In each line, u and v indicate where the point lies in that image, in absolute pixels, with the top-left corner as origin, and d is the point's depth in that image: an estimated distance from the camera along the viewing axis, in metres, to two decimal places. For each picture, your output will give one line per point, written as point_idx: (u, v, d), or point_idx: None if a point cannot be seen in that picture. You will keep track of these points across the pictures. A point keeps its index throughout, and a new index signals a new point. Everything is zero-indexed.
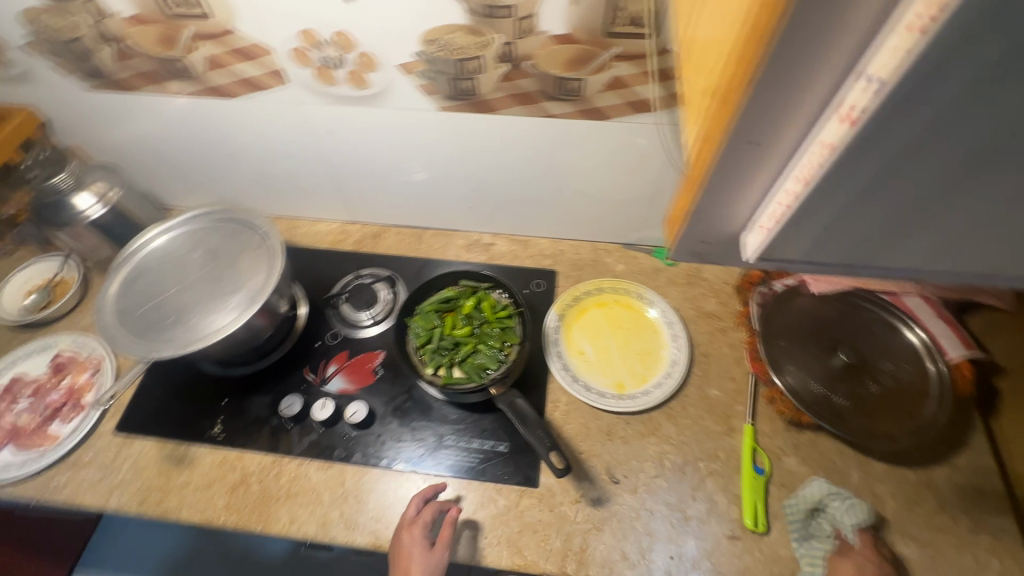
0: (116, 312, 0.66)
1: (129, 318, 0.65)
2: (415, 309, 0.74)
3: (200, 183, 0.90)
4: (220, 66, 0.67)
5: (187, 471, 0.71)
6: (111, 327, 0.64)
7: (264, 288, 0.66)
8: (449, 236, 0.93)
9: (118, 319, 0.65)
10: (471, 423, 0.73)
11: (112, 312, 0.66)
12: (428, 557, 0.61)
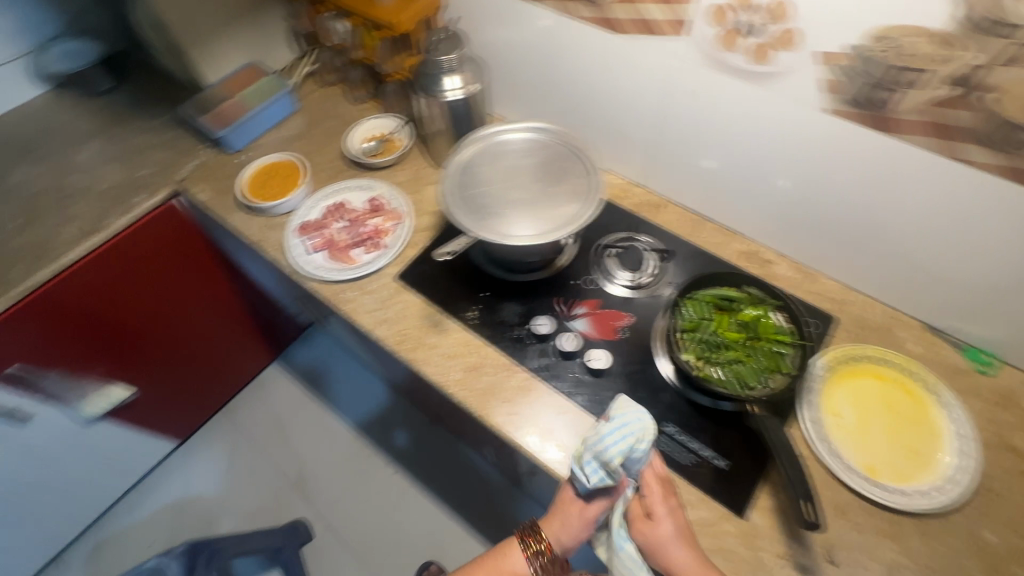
0: (453, 185, 0.75)
1: (462, 195, 0.74)
2: (692, 292, 0.72)
3: (527, 99, 0.97)
4: (631, 2, 0.69)
5: (436, 336, 0.80)
6: (450, 196, 0.74)
7: (576, 222, 0.69)
8: (729, 236, 0.88)
9: (456, 191, 0.75)
10: (695, 424, 0.71)
11: (451, 184, 0.76)
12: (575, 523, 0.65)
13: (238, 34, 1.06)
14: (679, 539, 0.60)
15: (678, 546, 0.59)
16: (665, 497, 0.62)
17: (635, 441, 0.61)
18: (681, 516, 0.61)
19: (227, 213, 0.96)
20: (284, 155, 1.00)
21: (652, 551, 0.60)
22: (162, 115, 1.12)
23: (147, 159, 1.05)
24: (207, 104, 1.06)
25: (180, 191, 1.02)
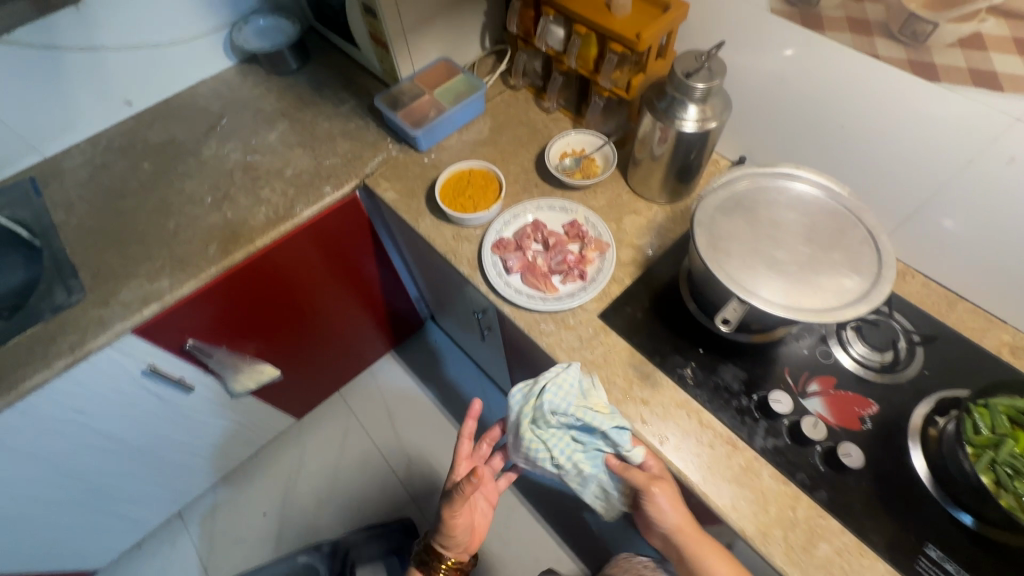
0: (705, 227, 0.66)
1: (716, 241, 0.65)
2: (980, 400, 0.61)
3: (756, 132, 0.87)
4: (973, 48, 0.58)
5: (646, 390, 0.73)
6: (700, 239, 0.66)
7: (863, 301, 0.59)
8: (988, 324, 0.75)
9: (705, 234, 0.66)
10: (966, 552, 0.61)
11: (702, 225, 0.67)
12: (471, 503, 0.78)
13: (439, 29, 1.02)
14: (677, 519, 0.65)
15: (673, 514, 0.65)
16: (655, 480, 0.65)
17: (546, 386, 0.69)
18: (667, 493, 0.65)
19: (415, 217, 0.92)
20: (476, 163, 0.95)
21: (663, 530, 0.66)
22: (346, 102, 1.10)
23: (333, 147, 1.03)
24: (399, 98, 1.02)
25: (364, 186, 1.00)
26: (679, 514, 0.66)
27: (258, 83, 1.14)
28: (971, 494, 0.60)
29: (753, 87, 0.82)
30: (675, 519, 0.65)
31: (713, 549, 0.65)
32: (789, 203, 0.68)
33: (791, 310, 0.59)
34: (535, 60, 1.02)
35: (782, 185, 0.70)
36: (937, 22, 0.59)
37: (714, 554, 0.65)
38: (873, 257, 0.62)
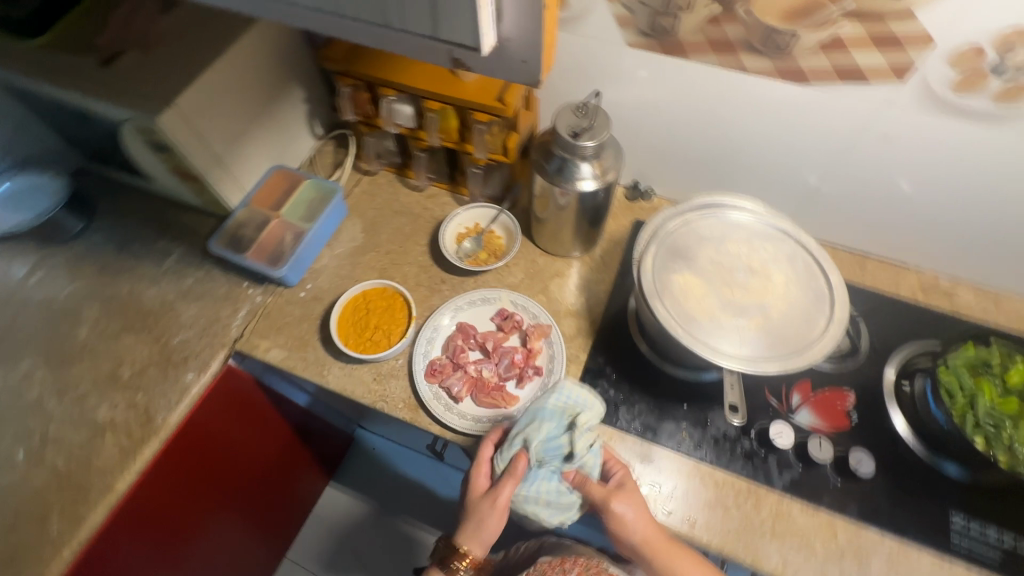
0: (658, 295, 0.61)
1: (675, 309, 0.61)
2: (943, 363, 0.66)
3: (646, 156, 0.85)
4: (836, 50, 0.59)
5: (654, 473, 0.67)
6: (656, 300, 0.61)
7: (827, 321, 0.61)
8: (898, 270, 0.83)
9: (659, 292, 0.62)
10: (981, 507, 0.64)
11: (654, 294, 0.61)
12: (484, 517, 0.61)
13: (258, 138, 0.83)
14: (646, 526, 0.59)
15: (639, 525, 0.59)
16: (618, 491, 0.60)
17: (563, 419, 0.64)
18: (635, 504, 0.60)
19: (319, 372, 0.75)
20: (367, 281, 0.80)
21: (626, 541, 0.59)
22: (169, 254, 0.86)
23: (175, 319, 0.80)
24: (239, 232, 0.83)
25: (235, 353, 0.79)
26: (647, 523, 0.59)
27: (26, 266, 0.85)
28: (964, 454, 0.64)
29: (632, 118, 0.79)
30: (642, 527, 0.59)
31: (678, 554, 0.59)
32: (714, 238, 0.67)
33: (776, 361, 0.57)
34: (385, 140, 0.89)
35: (699, 221, 0.68)
36: (798, 33, 0.58)
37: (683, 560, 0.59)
38: (810, 271, 0.64)
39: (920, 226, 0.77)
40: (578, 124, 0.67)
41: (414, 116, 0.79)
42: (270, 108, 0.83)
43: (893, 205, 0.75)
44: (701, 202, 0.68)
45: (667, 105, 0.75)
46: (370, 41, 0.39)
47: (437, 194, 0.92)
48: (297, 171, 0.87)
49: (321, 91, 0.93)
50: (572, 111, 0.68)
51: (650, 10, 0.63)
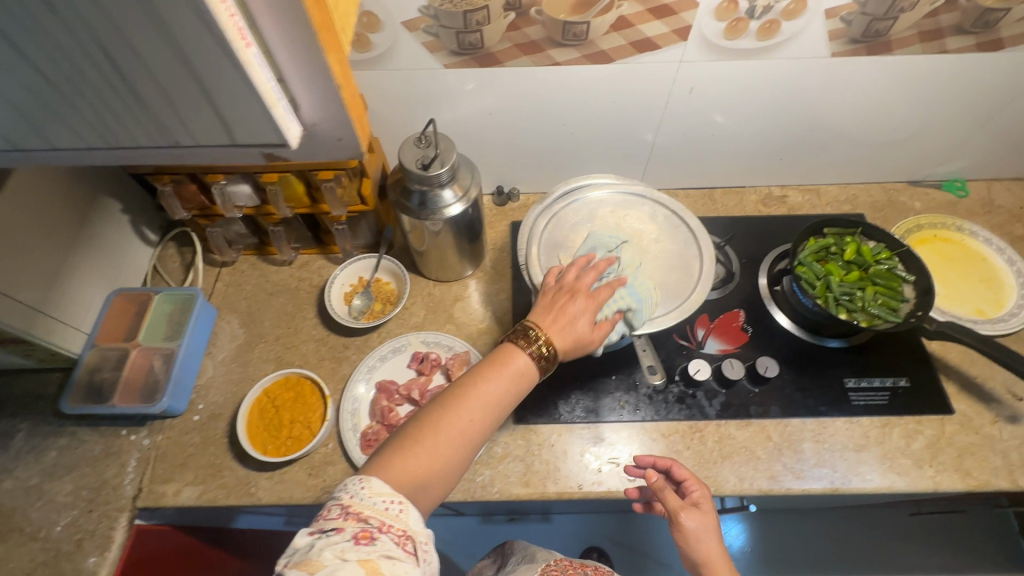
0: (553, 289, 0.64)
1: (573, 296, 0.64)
2: (797, 260, 0.76)
3: (502, 159, 0.88)
4: (626, 27, 0.64)
5: (609, 449, 0.70)
6: None
7: (693, 257, 0.69)
8: (740, 193, 0.95)
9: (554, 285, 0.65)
10: (864, 364, 0.75)
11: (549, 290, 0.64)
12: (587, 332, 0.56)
13: (80, 268, 0.72)
14: (715, 546, 0.54)
15: (706, 544, 0.54)
16: (695, 499, 0.57)
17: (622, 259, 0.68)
18: (701, 520, 0.55)
19: (246, 492, 0.68)
20: (265, 377, 0.74)
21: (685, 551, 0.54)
22: (12, 433, 0.72)
23: (49, 504, 0.68)
24: (95, 379, 0.71)
25: (140, 511, 0.69)
26: (718, 542, 0.54)
27: None
28: (838, 328, 0.74)
29: (474, 130, 0.81)
30: (706, 542, 0.54)
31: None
32: (583, 220, 0.71)
33: (672, 311, 0.63)
34: (232, 225, 0.82)
35: (564, 209, 0.72)
36: (589, 21, 0.63)
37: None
38: (669, 217, 0.72)
39: (743, 152, 0.88)
40: (422, 156, 0.67)
41: (255, 193, 0.73)
42: (82, 232, 0.73)
43: (717, 141, 0.85)
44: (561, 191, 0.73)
45: (502, 110, 0.78)
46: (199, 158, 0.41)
47: (309, 260, 0.87)
48: (142, 288, 0.77)
49: (140, 194, 0.83)
50: (411, 144, 0.68)
51: (453, 31, 0.64)
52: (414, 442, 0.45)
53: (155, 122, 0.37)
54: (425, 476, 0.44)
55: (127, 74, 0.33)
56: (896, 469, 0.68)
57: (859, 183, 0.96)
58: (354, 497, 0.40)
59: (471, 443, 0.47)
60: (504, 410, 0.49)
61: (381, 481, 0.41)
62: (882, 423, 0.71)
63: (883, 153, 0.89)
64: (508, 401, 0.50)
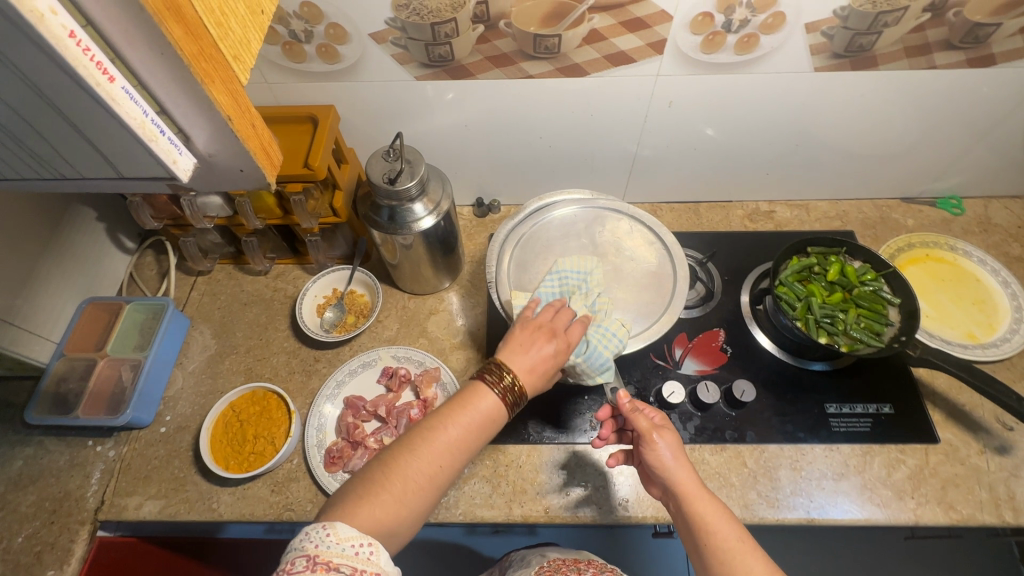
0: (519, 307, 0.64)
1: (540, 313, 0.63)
2: (778, 280, 0.74)
3: (481, 170, 0.87)
4: (598, 41, 0.63)
5: (578, 473, 0.68)
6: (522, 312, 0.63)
7: (666, 277, 0.67)
8: (726, 207, 0.93)
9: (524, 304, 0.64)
10: (847, 389, 0.73)
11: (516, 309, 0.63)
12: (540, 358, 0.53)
13: (48, 277, 0.72)
14: (684, 469, 0.51)
15: (678, 469, 0.51)
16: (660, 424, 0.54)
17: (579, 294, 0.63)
18: (671, 439, 0.52)
19: (208, 507, 0.67)
20: (232, 391, 0.73)
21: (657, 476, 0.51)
22: None
23: (11, 515, 0.67)
24: (62, 389, 0.71)
25: (103, 524, 0.68)
26: (686, 462, 0.51)
27: None
28: (819, 352, 0.72)
29: (451, 141, 0.80)
30: (675, 463, 0.51)
31: (714, 503, 0.48)
32: (557, 237, 0.70)
33: (643, 333, 0.62)
34: (206, 234, 0.81)
35: (537, 225, 0.71)
36: (560, 34, 0.61)
37: (715, 511, 0.47)
38: (645, 233, 0.70)
39: (728, 167, 0.86)
40: (391, 171, 0.66)
41: (226, 204, 0.72)
42: (51, 241, 0.72)
43: (701, 155, 0.83)
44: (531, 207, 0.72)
45: (478, 122, 0.76)
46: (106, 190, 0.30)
47: (286, 270, 0.86)
48: (113, 298, 0.77)
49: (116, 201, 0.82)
50: (381, 156, 0.67)
51: (422, 43, 0.62)
52: (375, 488, 0.43)
53: (15, 151, 0.27)
54: (388, 523, 0.42)
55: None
56: (875, 500, 0.65)
57: (850, 199, 0.93)
58: (319, 544, 0.38)
59: (437, 486, 0.45)
60: (472, 451, 0.48)
61: (348, 525, 0.40)
62: (863, 451, 0.69)
63: (874, 169, 0.86)
64: (478, 437, 0.48)
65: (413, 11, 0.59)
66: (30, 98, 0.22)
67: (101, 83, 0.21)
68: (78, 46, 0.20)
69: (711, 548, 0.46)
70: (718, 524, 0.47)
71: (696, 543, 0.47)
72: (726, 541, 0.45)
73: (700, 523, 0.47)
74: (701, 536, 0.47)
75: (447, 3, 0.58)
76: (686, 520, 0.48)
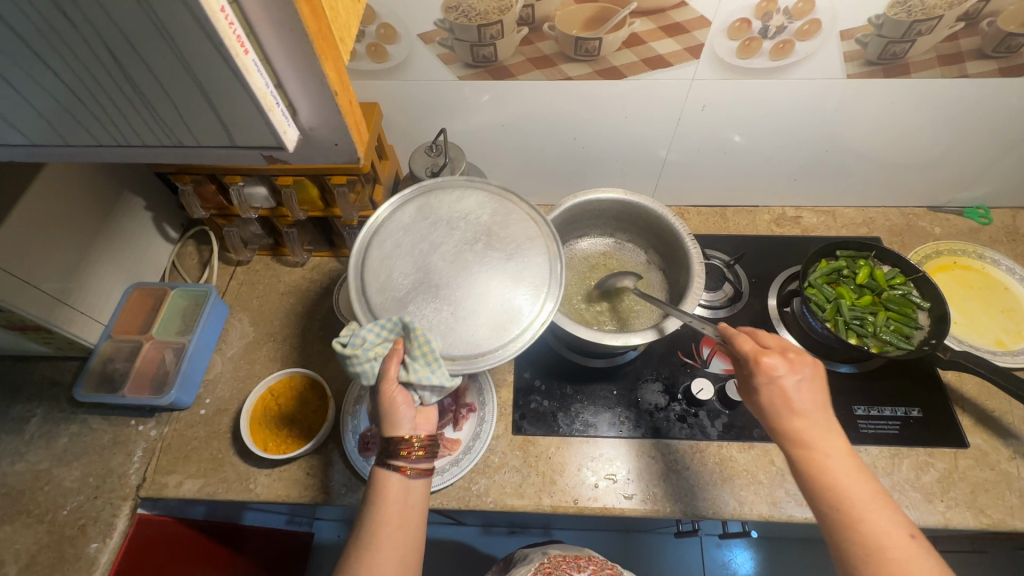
0: (465, 354, 0.55)
1: (457, 345, 0.55)
2: (807, 282, 0.75)
3: (515, 169, 0.89)
4: (637, 45, 0.65)
5: (607, 466, 0.69)
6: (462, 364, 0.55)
7: (358, 262, 0.60)
8: (753, 212, 0.95)
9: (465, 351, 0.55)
10: (874, 392, 0.73)
11: (472, 360, 0.55)
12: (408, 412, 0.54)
13: (102, 261, 0.75)
14: (803, 408, 0.49)
15: (801, 398, 0.49)
16: (769, 349, 0.52)
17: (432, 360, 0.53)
18: (797, 365, 0.51)
19: (245, 487, 0.69)
20: (270, 376, 0.76)
21: (772, 415, 0.50)
22: (27, 418, 0.74)
23: (57, 488, 0.70)
24: (108, 369, 0.74)
25: (143, 501, 0.71)
26: (808, 394, 0.50)
27: None
28: (847, 354, 0.73)
29: (487, 140, 0.82)
30: (802, 403, 0.49)
31: (835, 450, 0.47)
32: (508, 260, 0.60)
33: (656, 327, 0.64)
34: (248, 225, 0.84)
35: (545, 266, 0.60)
36: (601, 37, 0.63)
37: (834, 457, 0.47)
38: (427, 200, 0.63)
39: (755, 172, 0.88)
40: (436, 166, 0.68)
41: (271, 195, 0.75)
42: (106, 226, 0.75)
43: (729, 161, 0.85)
44: (550, 249, 0.61)
45: (514, 123, 0.79)
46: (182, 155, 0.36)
47: (321, 263, 0.89)
48: (158, 284, 0.79)
49: (162, 192, 0.85)
50: (427, 152, 0.69)
51: (467, 44, 0.65)
52: None
53: (151, 125, 0.33)
54: None
55: (116, 74, 0.29)
56: (904, 502, 0.66)
57: (876, 207, 0.94)
58: None
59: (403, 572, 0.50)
60: (413, 526, 0.53)
61: None
62: (891, 453, 0.69)
63: (901, 178, 0.88)
64: (404, 518, 0.52)
65: (462, 12, 0.61)
66: (180, 70, 0.29)
67: (240, 53, 0.28)
68: (228, 22, 0.27)
69: (838, 507, 0.45)
70: (844, 478, 0.46)
71: (815, 492, 0.46)
72: (855, 499, 0.45)
73: (818, 475, 0.47)
74: (817, 471, 0.47)
75: (495, 5, 0.61)
76: (805, 470, 0.48)
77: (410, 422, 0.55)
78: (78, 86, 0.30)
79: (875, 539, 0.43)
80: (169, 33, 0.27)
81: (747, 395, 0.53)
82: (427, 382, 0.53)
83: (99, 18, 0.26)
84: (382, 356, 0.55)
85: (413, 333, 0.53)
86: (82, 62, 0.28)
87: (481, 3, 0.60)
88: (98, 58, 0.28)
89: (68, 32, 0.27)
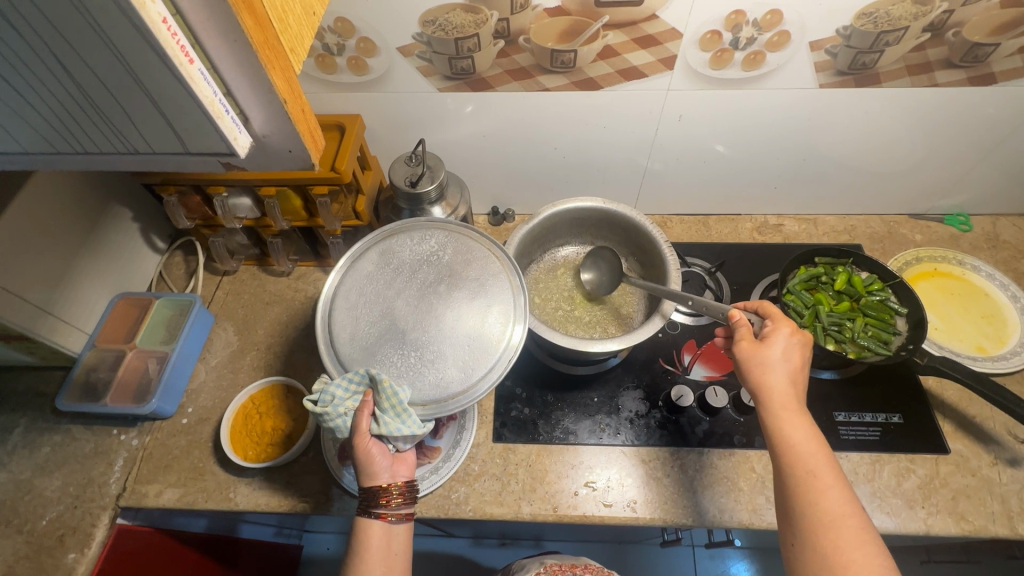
0: (435, 398, 0.56)
1: (426, 389, 0.56)
2: (786, 288, 0.75)
3: (499, 179, 0.91)
4: (611, 57, 0.66)
5: (587, 474, 0.69)
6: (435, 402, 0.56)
7: (325, 319, 0.62)
8: (735, 220, 0.96)
9: (435, 391, 0.56)
10: (855, 398, 0.74)
11: (442, 402, 0.56)
12: (383, 456, 0.56)
13: (89, 272, 0.76)
14: (790, 370, 0.52)
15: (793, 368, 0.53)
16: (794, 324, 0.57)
17: (404, 413, 0.54)
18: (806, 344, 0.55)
19: (226, 496, 0.69)
20: (253, 384, 0.77)
21: (764, 371, 0.53)
22: (11, 428, 0.75)
23: (37, 498, 0.69)
24: (91, 378, 0.74)
25: (123, 510, 0.70)
26: (798, 371, 0.53)
27: None
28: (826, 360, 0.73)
29: (471, 151, 0.84)
30: (790, 368, 0.52)
31: (802, 421, 0.50)
32: (472, 296, 0.61)
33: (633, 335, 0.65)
34: (234, 235, 0.85)
35: (508, 300, 0.62)
36: (575, 49, 0.65)
37: (804, 429, 0.49)
38: (391, 244, 0.65)
39: (735, 182, 0.89)
40: (415, 177, 0.70)
41: (255, 206, 0.76)
42: (93, 237, 0.76)
43: (707, 170, 0.87)
44: (512, 284, 0.63)
45: (497, 135, 0.80)
46: (146, 168, 0.33)
47: (306, 272, 0.90)
48: (143, 293, 0.80)
49: (149, 204, 0.86)
50: (407, 162, 0.71)
51: (445, 56, 0.66)
52: None
53: (90, 131, 0.29)
54: None
55: (45, 70, 0.25)
56: (885, 509, 0.65)
57: (858, 214, 0.95)
58: None
59: None
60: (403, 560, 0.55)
61: None
62: (872, 459, 0.69)
63: (879, 187, 0.89)
64: (388, 566, 0.54)
65: (438, 26, 0.62)
66: (120, 70, 0.25)
67: (184, 64, 0.24)
68: (168, 30, 0.23)
69: (808, 471, 0.47)
70: (808, 444, 0.48)
71: (783, 458, 0.48)
72: (819, 470, 0.47)
73: (790, 437, 0.49)
74: (785, 445, 0.49)
75: (469, 20, 0.62)
76: (777, 430, 0.50)
77: (388, 470, 0.57)
78: (7, 89, 0.27)
79: (829, 510, 0.44)
80: (107, 34, 0.23)
81: (746, 347, 0.55)
82: (399, 433, 0.54)
83: (27, 8, 0.22)
84: (353, 411, 0.55)
85: (379, 386, 0.54)
86: (32, 68, 0.25)
87: (457, 17, 0.62)
88: (29, 56, 0.24)
89: (13, 37, 0.24)
